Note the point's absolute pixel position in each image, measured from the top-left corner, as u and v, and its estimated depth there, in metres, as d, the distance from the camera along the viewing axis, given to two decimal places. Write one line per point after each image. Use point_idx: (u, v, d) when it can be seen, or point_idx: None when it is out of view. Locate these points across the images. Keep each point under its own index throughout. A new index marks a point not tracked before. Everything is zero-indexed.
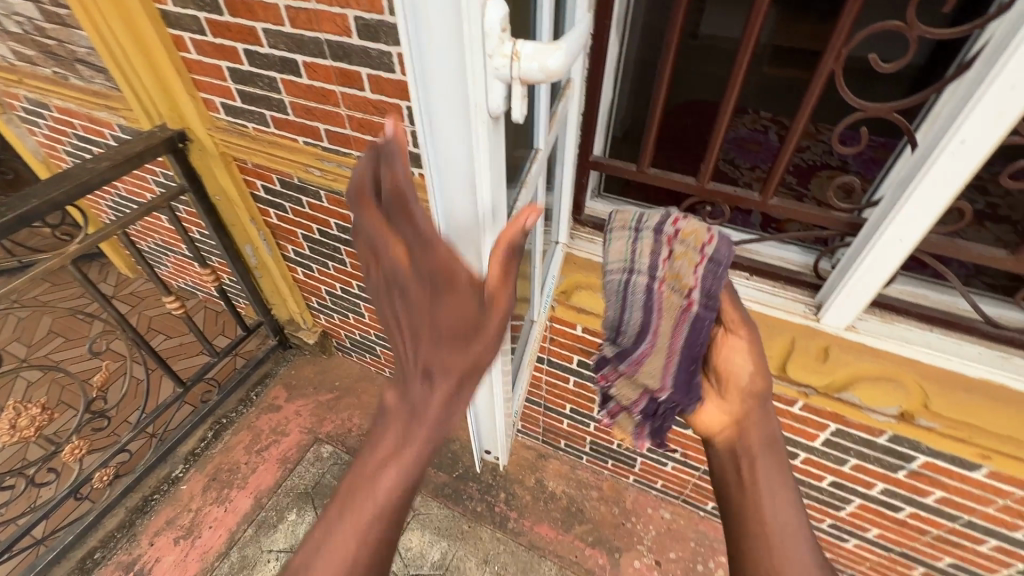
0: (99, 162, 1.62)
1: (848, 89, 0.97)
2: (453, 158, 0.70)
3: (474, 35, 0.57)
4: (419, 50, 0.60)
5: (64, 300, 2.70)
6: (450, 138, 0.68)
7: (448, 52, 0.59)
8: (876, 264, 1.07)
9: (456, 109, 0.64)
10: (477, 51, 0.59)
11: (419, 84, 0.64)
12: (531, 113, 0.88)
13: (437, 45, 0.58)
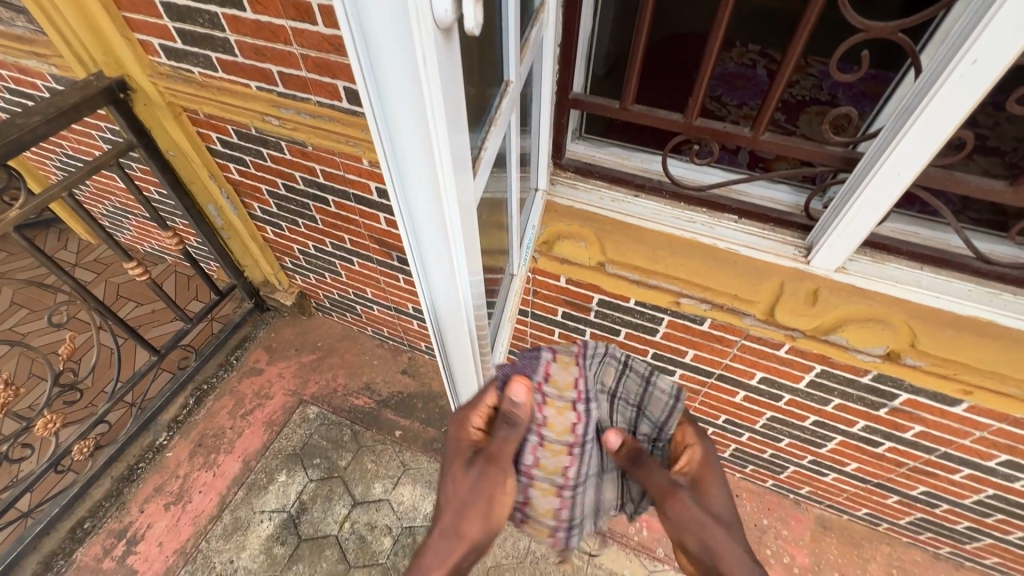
0: (30, 116, 1.46)
1: (850, 7, 0.88)
2: (402, 103, 0.52)
3: None
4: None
5: (23, 270, 2.56)
6: (400, 103, 0.52)
7: None
8: (872, 200, 1.03)
9: (397, 27, 0.45)
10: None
11: None
12: (498, 36, 0.77)
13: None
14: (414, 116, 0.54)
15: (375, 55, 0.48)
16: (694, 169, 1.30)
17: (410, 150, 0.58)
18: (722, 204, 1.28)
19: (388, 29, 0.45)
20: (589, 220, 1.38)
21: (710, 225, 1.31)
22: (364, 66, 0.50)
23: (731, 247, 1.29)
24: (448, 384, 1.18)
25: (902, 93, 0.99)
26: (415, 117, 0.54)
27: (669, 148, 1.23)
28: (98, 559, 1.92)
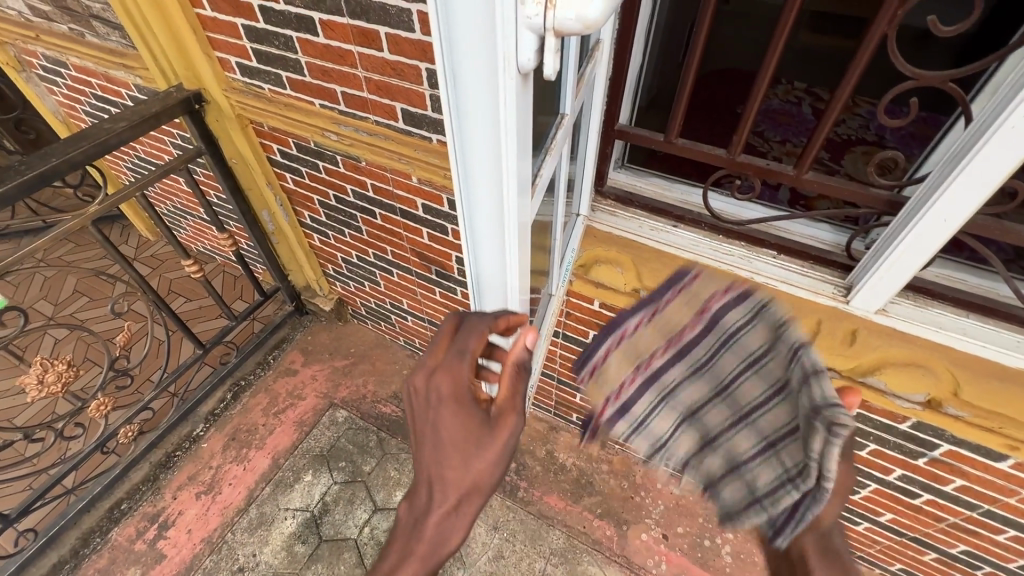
0: (117, 122, 1.60)
1: (901, 55, 0.89)
2: (481, 139, 0.59)
3: None
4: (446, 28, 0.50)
5: (88, 261, 2.75)
6: (476, 123, 0.58)
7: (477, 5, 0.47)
8: (916, 245, 1.02)
9: (484, 74, 0.52)
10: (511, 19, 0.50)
11: (443, 44, 0.51)
12: (560, 74, 0.83)
13: (468, 20, 0.48)
14: (486, 136, 0.59)
15: (460, 81, 0.54)
16: (735, 204, 1.33)
17: (480, 167, 0.63)
18: (760, 238, 1.29)
19: (475, 59, 0.51)
20: (626, 247, 1.40)
21: (748, 258, 1.32)
22: (448, 88, 0.56)
23: (769, 281, 1.28)
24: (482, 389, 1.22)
25: (951, 140, 0.99)
26: (488, 138, 0.59)
27: (710, 181, 1.26)
28: (130, 541, 2.00)
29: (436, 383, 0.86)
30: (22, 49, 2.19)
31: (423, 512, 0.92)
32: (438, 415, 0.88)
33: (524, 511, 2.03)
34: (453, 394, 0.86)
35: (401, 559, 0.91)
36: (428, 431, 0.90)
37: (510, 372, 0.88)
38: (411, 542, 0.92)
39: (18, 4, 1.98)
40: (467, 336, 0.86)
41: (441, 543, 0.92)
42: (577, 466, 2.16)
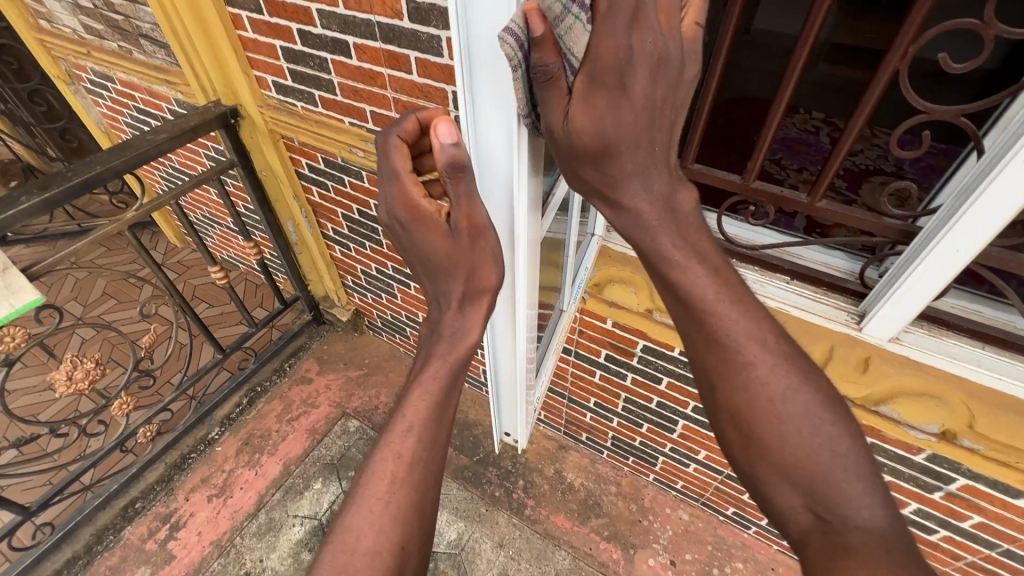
0: (157, 134, 1.68)
1: (913, 89, 0.92)
2: (494, 143, 0.77)
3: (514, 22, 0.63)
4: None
5: (118, 265, 2.86)
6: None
7: (491, 33, 0.65)
8: (928, 274, 1.02)
9: (497, 90, 0.70)
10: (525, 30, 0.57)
11: (465, 65, 0.71)
12: None
13: (484, 18, 0.56)
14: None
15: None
16: (749, 228, 1.33)
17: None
18: (774, 264, 1.29)
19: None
20: (640, 267, 1.44)
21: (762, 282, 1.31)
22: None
23: (782, 305, 1.28)
24: (491, 392, 1.29)
25: (965, 173, 1.00)
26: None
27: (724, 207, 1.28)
28: (142, 540, 2.04)
29: (389, 207, 0.78)
30: (73, 64, 2.32)
31: (438, 316, 0.90)
32: (410, 238, 0.81)
33: (530, 529, 2.02)
34: (409, 214, 0.77)
35: (427, 360, 0.90)
36: (415, 257, 0.85)
37: (446, 173, 0.70)
38: (431, 344, 0.91)
39: (73, 22, 2.11)
40: (387, 159, 0.74)
41: (459, 336, 0.88)
42: (585, 487, 2.15)
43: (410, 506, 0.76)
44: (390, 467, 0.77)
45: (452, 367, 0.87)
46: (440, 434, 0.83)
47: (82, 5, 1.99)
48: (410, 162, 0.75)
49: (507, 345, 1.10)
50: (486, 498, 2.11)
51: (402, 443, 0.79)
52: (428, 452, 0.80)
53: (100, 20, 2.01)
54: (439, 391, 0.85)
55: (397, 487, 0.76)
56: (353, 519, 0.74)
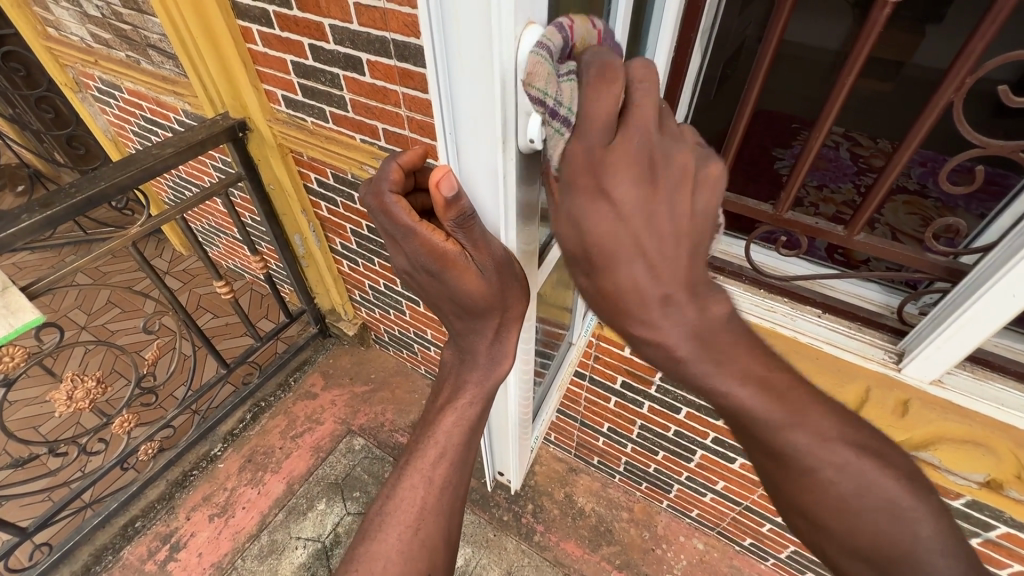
0: (164, 148, 1.63)
1: (967, 122, 0.86)
2: (478, 187, 0.65)
3: (506, 65, 0.51)
4: (444, 56, 0.53)
5: (122, 274, 2.82)
6: (472, 152, 0.61)
7: (477, 72, 0.52)
8: (979, 317, 0.96)
9: (482, 134, 0.58)
10: (511, 68, 0.52)
11: (445, 98, 0.58)
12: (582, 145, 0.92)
13: (466, 50, 0.51)
14: (485, 166, 0.61)
15: (457, 107, 0.57)
16: (778, 258, 1.29)
17: (479, 195, 0.66)
18: (805, 296, 1.24)
19: (469, 87, 0.54)
20: None
21: (792, 316, 1.26)
22: (445, 111, 0.59)
23: (814, 342, 1.23)
24: (484, 434, 1.26)
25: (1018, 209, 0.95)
26: (485, 170, 0.62)
27: (754, 235, 1.22)
28: (141, 560, 1.98)
29: (412, 259, 0.71)
30: (81, 72, 2.29)
31: (467, 344, 0.85)
32: (440, 284, 0.73)
33: (540, 557, 1.96)
34: (435, 261, 0.69)
35: (455, 385, 0.88)
36: (445, 302, 0.77)
37: (452, 224, 0.64)
38: (464, 372, 0.87)
39: (82, 32, 2.08)
40: (389, 216, 0.67)
41: (496, 365, 0.85)
42: (596, 513, 2.09)
43: (436, 535, 0.80)
44: (420, 493, 0.81)
45: (488, 392, 0.86)
46: (465, 456, 0.86)
47: (91, 14, 1.96)
48: (415, 212, 0.67)
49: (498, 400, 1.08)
50: (495, 523, 2.05)
51: (433, 470, 0.83)
52: (456, 478, 0.84)
53: (108, 30, 1.97)
54: (470, 423, 0.86)
55: (427, 515, 0.80)
56: (377, 547, 0.77)
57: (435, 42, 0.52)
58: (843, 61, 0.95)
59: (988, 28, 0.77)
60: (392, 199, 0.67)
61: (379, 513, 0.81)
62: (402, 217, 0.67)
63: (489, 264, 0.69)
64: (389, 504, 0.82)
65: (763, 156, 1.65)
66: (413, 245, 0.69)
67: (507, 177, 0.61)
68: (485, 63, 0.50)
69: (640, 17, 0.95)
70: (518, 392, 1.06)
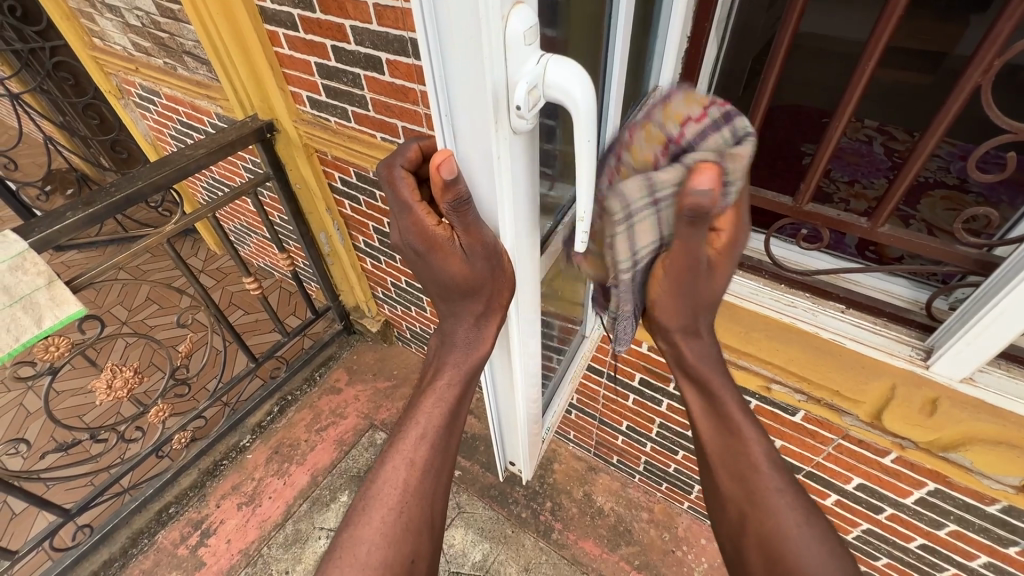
0: (197, 149, 1.69)
1: (996, 106, 0.82)
2: (474, 169, 0.64)
3: (494, 45, 0.50)
4: (436, 36, 0.52)
5: (159, 272, 2.96)
6: (468, 135, 0.60)
7: (466, 52, 0.51)
8: (1014, 310, 0.91)
9: (475, 116, 0.57)
10: (498, 50, 0.51)
11: (438, 82, 0.57)
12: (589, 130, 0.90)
13: (456, 33, 0.50)
14: (480, 149, 0.61)
15: (453, 90, 0.56)
16: (799, 252, 1.26)
17: (476, 179, 0.65)
18: (827, 291, 1.20)
19: (461, 70, 0.53)
20: None
21: (814, 311, 1.23)
22: (440, 93, 0.58)
23: (837, 337, 1.20)
24: (493, 429, 1.27)
25: None
26: (480, 155, 0.62)
27: (773, 229, 1.19)
28: (174, 545, 2.07)
29: (403, 236, 0.73)
30: (123, 79, 2.42)
31: (459, 332, 0.85)
32: (426, 266, 0.74)
33: (558, 555, 1.95)
34: (422, 242, 0.70)
35: (447, 378, 0.88)
36: (429, 282, 0.79)
37: (448, 208, 0.64)
38: (444, 354, 0.89)
39: (124, 40, 2.19)
40: (393, 189, 0.68)
41: (474, 346, 0.86)
42: (615, 512, 2.07)
43: (419, 518, 0.82)
44: (402, 475, 0.83)
45: (465, 375, 0.88)
46: (450, 444, 0.89)
47: (132, 24, 2.07)
48: (417, 191, 0.68)
49: (503, 388, 1.07)
50: (513, 519, 2.05)
51: (414, 452, 0.85)
52: (438, 459, 0.86)
53: (148, 38, 2.08)
54: (456, 412, 0.88)
55: (409, 497, 0.82)
56: (361, 531, 0.79)
57: (425, 25, 0.51)
58: (863, 46, 0.91)
59: (1016, 9, 0.73)
60: (400, 173, 0.68)
61: (364, 498, 0.83)
62: (401, 193, 0.68)
63: (477, 250, 0.70)
64: (373, 488, 0.83)
65: (790, 150, 1.62)
66: (407, 219, 0.70)
67: (500, 159, 0.61)
68: (477, 41, 0.50)
69: (648, 7, 0.94)
70: (523, 383, 1.05)
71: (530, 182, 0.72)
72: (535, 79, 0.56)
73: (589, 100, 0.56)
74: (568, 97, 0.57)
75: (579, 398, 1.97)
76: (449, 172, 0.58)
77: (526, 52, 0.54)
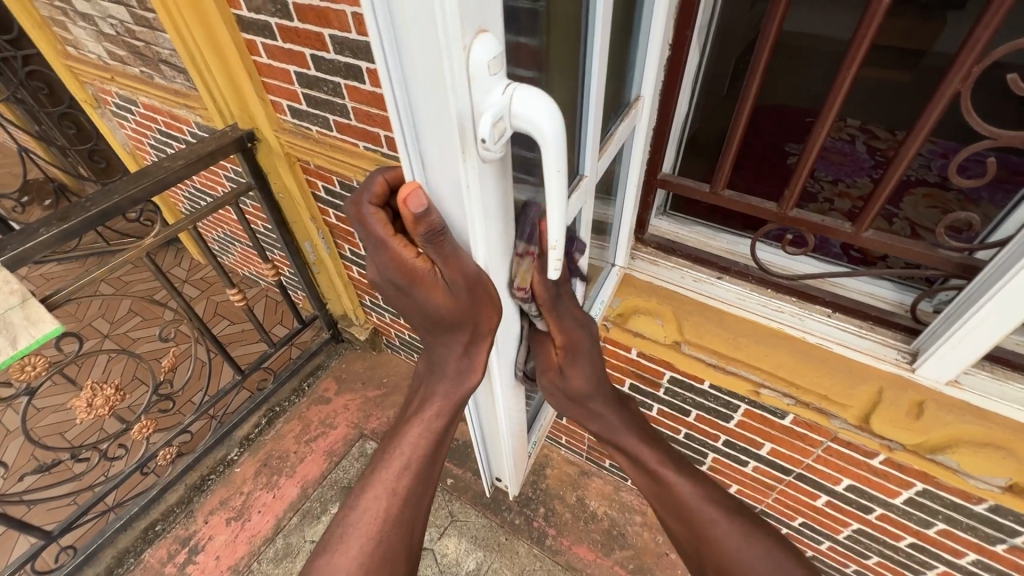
0: (175, 160, 1.65)
1: (976, 112, 0.82)
2: (445, 199, 0.62)
3: (456, 74, 0.49)
4: (399, 68, 0.51)
5: (141, 284, 2.90)
6: (436, 162, 0.59)
7: (430, 79, 0.50)
8: (997, 314, 0.91)
9: (442, 143, 0.55)
10: (461, 79, 0.49)
11: (402, 109, 0.55)
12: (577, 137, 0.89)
13: (418, 59, 0.49)
14: (450, 177, 0.59)
15: (417, 119, 0.55)
16: (785, 257, 1.26)
17: (447, 209, 0.63)
18: (813, 295, 1.21)
19: (426, 96, 0.52)
20: (667, 297, 1.33)
21: (800, 316, 1.23)
22: (406, 121, 0.56)
23: (824, 342, 1.21)
24: (478, 445, 1.26)
25: None
26: (450, 182, 0.60)
27: (759, 235, 1.19)
28: (162, 563, 2.02)
29: (382, 270, 0.72)
30: (99, 88, 2.36)
31: (437, 356, 0.83)
32: (408, 298, 0.73)
33: (552, 561, 1.94)
34: (403, 275, 0.69)
35: (424, 400, 0.87)
36: (415, 316, 0.77)
37: (423, 240, 0.64)
38: (429, 382, 0.86)
39: (98, 49, 2.14)
40: (365, 227, 0.68)
41: (455, 374, 0.83)
42: (609, 516, 2.06)
43: (397, 548, 0.82)
44: (383, 505, 0.83)
45: (454, 405, 0.86)
46: (431, 474, 0.88)
47: (106, 32, 2.02)
48: (390, 224, 0.67)
49: (486, 403, 1.05)
50: (507, 526, 2.04)
51: (396, 481, 0.84)
52: (419, 489, 0.85)
53: (122, 46, 2.03)
54: (436, 435, 0.87)
55: (388, 527, 0.82)
56: (337, 560, 0.79)
57: (385, 51, 0.49)
58: (847, 48, 0.91)
59: (993, 17, 0.74)
60: (369, 210, 0.68)
61: (342, 525, 0.83)
62: (374, 230, 0.67)
63: (458, 281, 0.68)
64: (351, 516, 0.83)
65: (773, 152, 1.63)
66: (383, 257, 0.69)
67: (470, 189, 0.59)
68: (437, 69, 0.48)
69: (628, 14, 0.93)
70: (506, 401, 1.04)
71: (506, 211, 0.69)
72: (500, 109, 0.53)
73: (557, 131, 0.53)
74: (535, 129, 0.54)
75: None
76: (416, 205, 0.59)
77: (490, 82, 0.51)
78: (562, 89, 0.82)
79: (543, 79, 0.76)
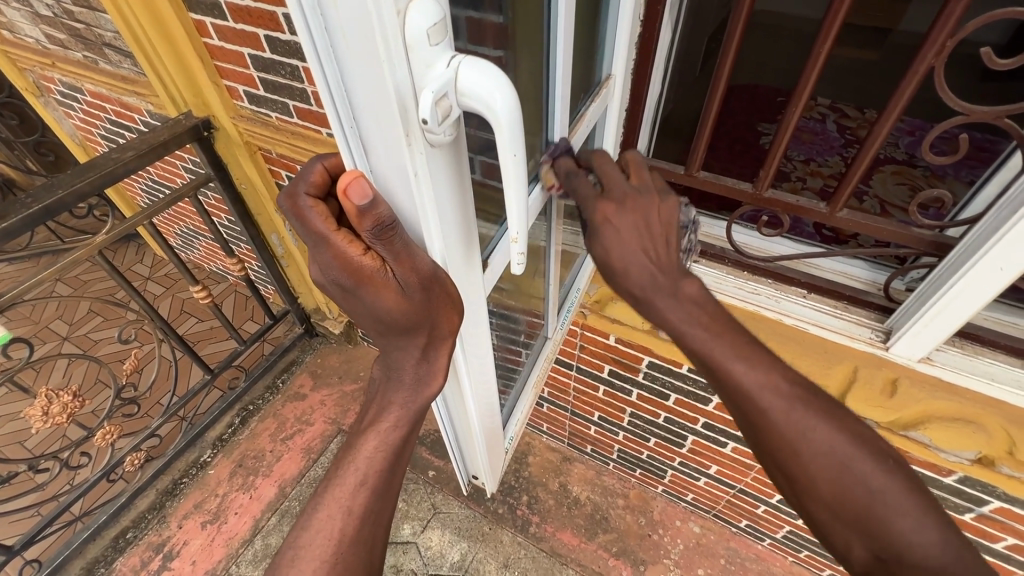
0: (124, 151, 1.54)
1: (950, 89, 0.81)
2: (393, 188, 0.58)
3: (394, 49, 0.44)
4: (329, 46, 0.46)
5: (100, 283, 2.77)
6: (380, 149, 0.54)
7: (364, 55, 0.45)
8: (968, 291, 0.92)
9: (384, 128, 0.51)
10: (399, 53, 0.45)
11: (336, 90, 0.50)
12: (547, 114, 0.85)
13: (349, 33, 0.44)
14: (395, 165, 0.55)
15: (355, 103, 0.50)
16: (760, 237, 1.24)
17: (397, 200, 0.59)
18: (790, 276, 1.20)
19: (362, 75, 0.47)
20: None
21: (776, 298, 1.22)
22: (342, 104, 0.51)
23: (799, 323, 1.20)
24: (450, 444, 1.22)
25: (1003, 176, 0.91)
26: (396, 171, 0.55)
27: (733, 216, 1.18)
28: (134, 571, 1.95)
29: (326, 272, 0.66)
30: (41, 75, 2.21)
31: (395, 362, 0.78)
32: (356, 301, 0.68)
33: (536, 548, 1.95)
34: (349, 276, 0.63)
35: (384, 409, 0.83)
36: (369, 322, 0.72)
37: (370, 235, 0.58)
38: (389, 390, 0.82)
39: (35, 32, 1.99)
40: (304, 222, 0.63)
41: (420, 379, 0.80)
42: (591, 501, 2.07)
43: (356, 566, 0.78)
44: (337, 525, 0.78)
45: (412, 415, 0.82)
46: (390, 487, 0.84)
47: (42, 14, 1.88)
48: (332, 220, 0.63)
49: (455, 403, 1.01)
50: (490, 516, 2.03)
51: (352, 499, 0.80)
52: (378, 505, 0.82)
53: (62, 29, 1.89)
54: (403, 441, 0.83)
55: (345, 546, 0.77)
56: None
57: (310, 24, 0.44)
58: (820, 23, 0.89)
59: None
60: (305, 202, 0.63)
61: (293, 546, 0.78)
62: (312, 225, 0.62)
63: (412, 279, 0.64)
64: (303, 537, 0.78)
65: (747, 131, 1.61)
66: (325, 255, 0.64)
67: (419, 177, 0.55)
68: (371, 44, 0.44)
69: None
70: (475, 399, 1.02)
71: (461, 198, 0.65)
72: (445, 86, 0.49)
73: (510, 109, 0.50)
74: (487, 108, 0.50)
75: (549, 391, 1.95)
76: (365, 195, 0.55)
77: (431, 54, 0.47)
78: (527, 67, 0.78)
79: (507, 55, 0.72)
